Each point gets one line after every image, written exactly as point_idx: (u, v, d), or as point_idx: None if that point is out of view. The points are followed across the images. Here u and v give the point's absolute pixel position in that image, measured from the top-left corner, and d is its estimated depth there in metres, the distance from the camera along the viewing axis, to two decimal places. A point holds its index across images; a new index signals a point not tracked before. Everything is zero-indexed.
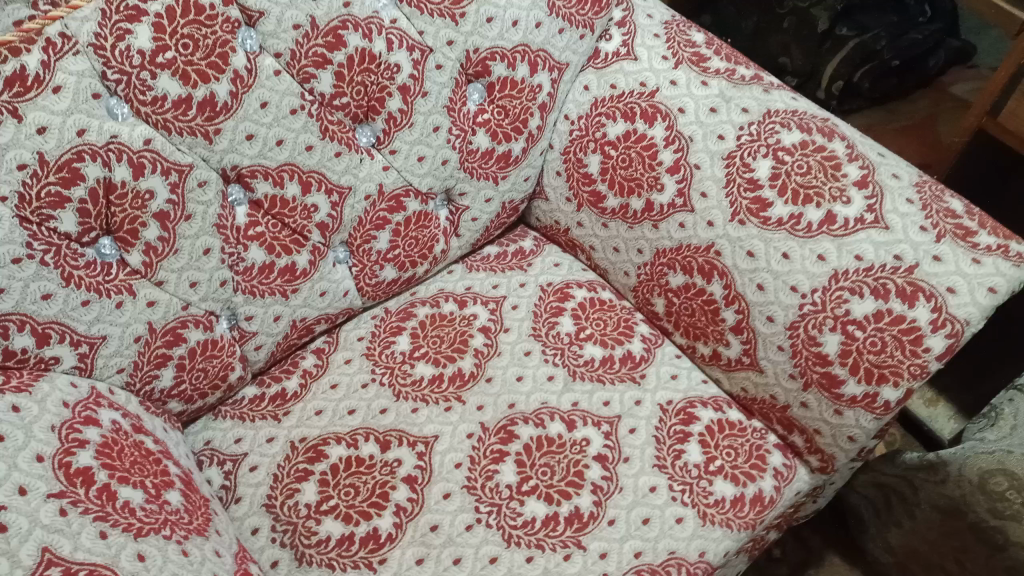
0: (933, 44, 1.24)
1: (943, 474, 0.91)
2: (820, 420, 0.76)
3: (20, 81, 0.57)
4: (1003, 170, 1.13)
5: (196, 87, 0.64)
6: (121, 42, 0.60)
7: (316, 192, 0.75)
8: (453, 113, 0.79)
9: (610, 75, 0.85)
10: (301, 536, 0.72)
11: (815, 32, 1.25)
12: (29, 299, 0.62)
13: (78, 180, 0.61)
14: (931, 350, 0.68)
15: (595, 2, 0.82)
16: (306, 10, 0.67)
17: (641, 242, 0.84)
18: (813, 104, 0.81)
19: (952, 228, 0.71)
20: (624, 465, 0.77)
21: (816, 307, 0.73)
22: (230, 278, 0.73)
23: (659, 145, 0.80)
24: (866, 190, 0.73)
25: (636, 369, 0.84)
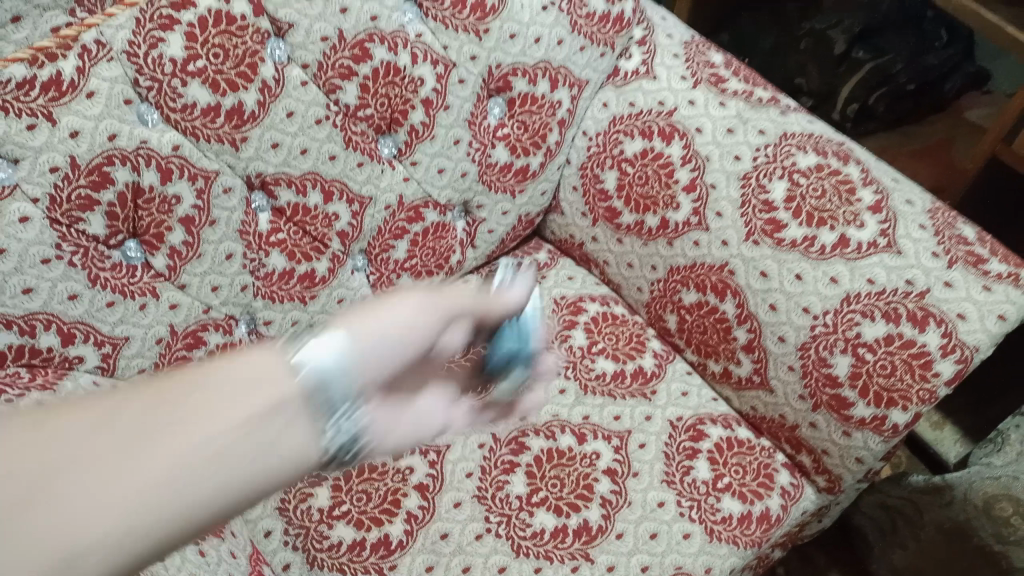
0: (949, 68, 1.26)
1: (949, 497, 0.93)
2: (829, 441, 0.77)
3: (56, 86, 0.58)
4: (1004, 180, 1.13)
5: (225, 96, 0.65)
6: (155, 49, 0.61)
7: (337, 202, 0.76)
8: (474, 127, 0.80)
9: (629, 93, 0.86)
10: (313, 540, 0.73)
11: (832, 55, 1.26)
12: (57, 299, 0.63)
13: (107, 183, 0.62)
14: (940, 375, 0.69)
15: (616, 21, 0.83)
16: (335, 23, 0.68)
17: (655, 258, 0.85)
18: (829, 128, 0.83)
19: (964, 255, 0.72)
20: (634, 480, 0.78)
21: (828, 328, 0.74)
22: (251, 283, 0.75)
23: (676, 164, 0.82)
24: (880, 215, 0.74)
25: (647, 385, 0.84)
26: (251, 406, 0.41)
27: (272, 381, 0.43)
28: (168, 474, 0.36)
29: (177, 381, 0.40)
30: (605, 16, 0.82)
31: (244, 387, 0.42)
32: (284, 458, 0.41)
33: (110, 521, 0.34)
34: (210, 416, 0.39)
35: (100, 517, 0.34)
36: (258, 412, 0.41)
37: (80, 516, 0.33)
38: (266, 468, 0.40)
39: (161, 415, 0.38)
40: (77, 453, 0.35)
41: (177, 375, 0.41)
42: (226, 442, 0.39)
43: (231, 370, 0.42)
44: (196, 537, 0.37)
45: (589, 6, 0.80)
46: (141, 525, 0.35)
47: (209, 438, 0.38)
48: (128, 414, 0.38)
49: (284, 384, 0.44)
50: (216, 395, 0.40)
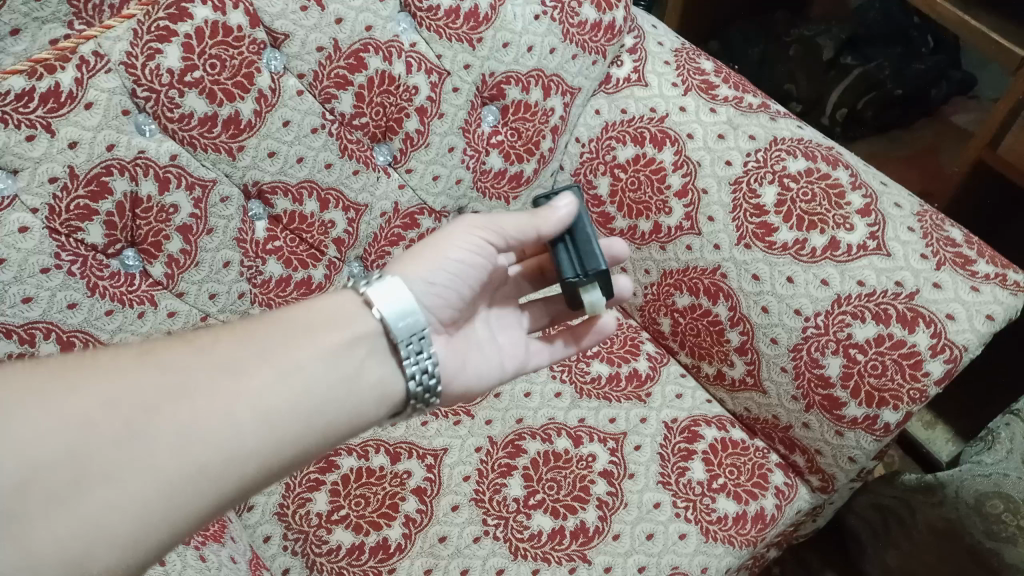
0: (936, 75, 1.25)
1: (940, 496, 0.93)
2: (822, 440, 0.78)
3: (54, 97, 0.59)
4: (1006, 188, 1.14)
5: (221, 106, 0.66)
6: (152, 61, 0.62)
7: (333, 209, 0.77)
8: (469, 134, 0.81)
9: (621, 100, 0.87)
10: (312, 544, 0.74)
11: (821, 61, 1.30)
12: (56, 308, 0.64)
13: (105, 193, 0.63)
14: (930, 374, 0.70)
15: (608, 29, 0.84)
16: (330, 33, 0.69)
17: (648, 262, 0.86)
18: (818, 133, 0.84)
19: (951, 256, 0.73)
20: (630, 481, 0.78)
21: (819, 330, 0.75)
22: (248, 290, 0.76)
23: (668, 169, 0.83)
24: (869, 218, 0.75)
25: (642, 388, 0.85)
26: (322, 348, 0.57)
27: (345, 323, 0.60)
28: (258, 401, 0.53)
29: (270, 324, 0.58)
30: (597, 24, 0.83)
31: (321, 329, 0.59)
32: (351, 386, 0.58)
33: (210, 448, 0.50)
34: (293, 354, 0.56)
35: (205, 443, 0.50)
36: (329, 351, 0.57)
37: (189, 436, 0.49)
38: (336, 397, 0.57)
39: (257, 352, 0.55)
40: (184, 389, 0.51)
41: (274, 318, 0.59)
42: (302, 376, 0.56)
43: (309, 316, 0.59)
44: (275, 462, 0.54)
45: (581, 14, 0.82)
46: (243, 439, 0.51)
47: (289, 373, 0.55)
48: (233, 350, 0.55)
49: (357, 325, 0.60)
50: (299, 340, 0.57)
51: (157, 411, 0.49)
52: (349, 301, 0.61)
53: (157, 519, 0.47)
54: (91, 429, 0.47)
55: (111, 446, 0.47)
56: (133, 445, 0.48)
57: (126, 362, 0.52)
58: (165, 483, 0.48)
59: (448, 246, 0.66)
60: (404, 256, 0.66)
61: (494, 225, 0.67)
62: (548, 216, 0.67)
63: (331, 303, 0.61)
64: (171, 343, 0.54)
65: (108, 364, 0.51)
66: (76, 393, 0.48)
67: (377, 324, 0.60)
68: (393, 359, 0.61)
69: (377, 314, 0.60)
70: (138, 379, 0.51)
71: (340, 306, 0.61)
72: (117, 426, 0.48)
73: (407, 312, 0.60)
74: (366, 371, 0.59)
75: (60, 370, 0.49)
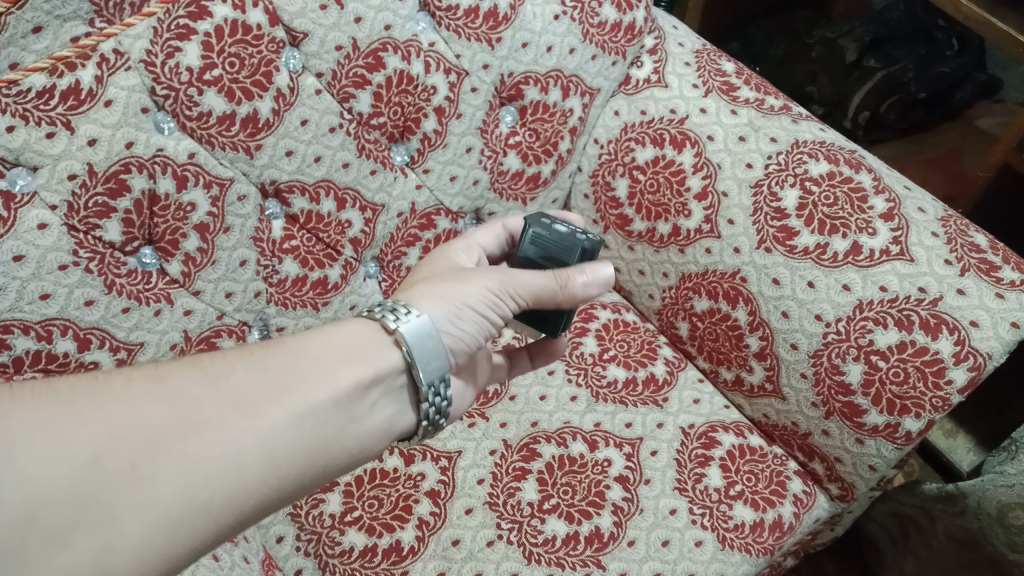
0: (960, 78, 1.22)
1: (961, 506, 0.91)
2: (841, 448, 0.77)
3: (75, 95, 0.59)
4: (1009, 186, 1.11)
5: (240, 104, 0.65)
6: (171, 59, 0.62)
7: (350, 209, 0.76)
8: (486, 134, 0.81)
9: (641, 102, 0.86)
10: (325, 545, 0.73)
11: (844, 63, 1.30)
12: (73, 305, 0.63)
13: (124, 191, 0.63)
14: (953, 382, 0.69)
15: (628, 29, 0.84)
16: (349, 32, 0.69)
17: (666, 265, 0.85)
18: (841, 136, 0.83)
19: (976, 262, 0.72)
20: (645, 487, 0.78)
21: (840, 335, 0.74)
22: (264, 289, 0.75)
23: (687, 172, 0.82)
24: (892, 223, 0.74)
25: (659, 392, 0.85)
26: (337, 379, 0.55)
27: (364, 353, 0.57)
28: (268, 436, 0.51)
29: (287, 348, 0.56)
30: (617, 24, 0.83)
31: (341, 358, 0.56)
32: (359, 420, 0.56)
33: (212, 488, 0.48)
34: (310, 386, 0.54)
35: (207, 482, 0.48)
36: (348, 386, 0.55)
37: (195, 475, 0.48)
38: (343, 432, 0.55)
39: (272, 381, 0.53)
40: (192, 422, 0.49)
41: (290, 341, 0.56)
42: (317, 410, 0.53)
43: (329, 343, 0.57)
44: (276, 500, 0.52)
45: (601, 15, 0.81)
46: (246, 478, 0.50)
47: (304, 407, 0.53)
48: (246, 379, 0.53)
49: (379, 358, 0.57)
50: (317, 368, 0.55)
51: (164, 446, 0.47)
52: (368, 329, 0.59)
53: (151, 563, 0.46)
54: (96, 464, 0.46)
55: (115, 483, 0.45)
56: (137, 482, 0.46)
57: (134, 388, 0.50)
58: (163, 525, 0.46)
59: (467, 295, 0.61)
60: (421, 293, 0.61)
61: (515, 277, 0.62)
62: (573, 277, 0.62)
63: (349, 328, 0.58)
64: (183, 368, 0.52)
65: (117, 392, 0.49)
66: (83, 423, 0.47)
67: (402, 360, 0.58)
68: (408, 396, 0.60)
69: (404, 351, 0.58)
70: (147, 409, 0.49)
71: (359, 333, 0.58)
72: (123, 462, 0.46)
73: (436, 352, 0.58)
74: (375, 406, 0.57)
75: (69, 396, 0.48)
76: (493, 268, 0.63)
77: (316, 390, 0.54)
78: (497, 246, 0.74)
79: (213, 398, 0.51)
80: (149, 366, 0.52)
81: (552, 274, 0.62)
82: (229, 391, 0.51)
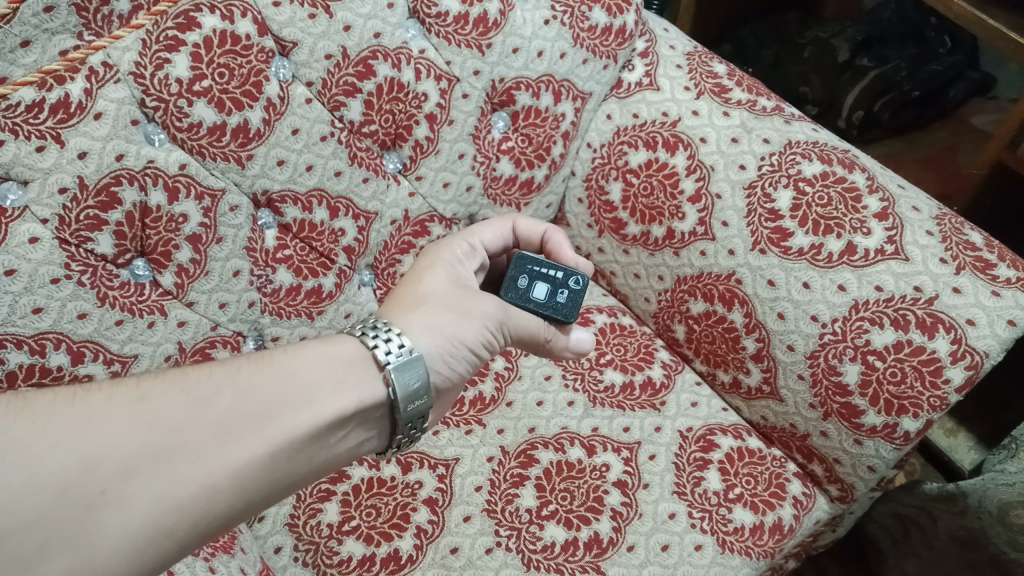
0: (953, 76, 1.23)
1: (962, 505, 0.92)
2: (840, 449, 0.76)
3: (64, 108, 0.59)
4: (1005, 185, 1.10)
5: (230, 114, 0.65)
6: (160, 71, 0.61)
7: (343, 217, 0.76)
8: (478, 141, 0.81)
9: (633, 105, 0.86)
10: (323, 556, 0.73)
11: (835, 63, 1.30)
12: (66, 318, 0.63)
13: (115, 204, 0.63)
14: (951, 381, 0.69)
15: (619, 33, 0.84)
16: (338, 41, 0.69)
17: (662, 268, 0.85)
18: (833, 136, 0.83)
19: (971, 260, 0.71)
20: (644, 491, 0.77)
21: (836, 336, 0.74)
22: (258, 299, 0.75)
23: (681, 174, 0.82)
24: (886, 222, 0.74)
25: (656, 396, 0.84)
26: (321, 403, 0.55)
27: (351, 378, 0.57)
28: (244, 463, 0.51)
29: (273, 368, 0.55)
30: (608, 28, 0.82)
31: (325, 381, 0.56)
32: (336, 445, 0.56)
33: (184, 515, 0.48)
34: (293, 412, 0.54)
35: (179, 510, 0.47)
36: (330, 413, 0.55)
37: (167, 501, 0.47)
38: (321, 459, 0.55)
39: (254, 404, 0.53)
40: (170, 446, 0.49)
41: (275, 363, 0.56)
42: (296, 436, 0.53)
43: (315, 367, 0.57)
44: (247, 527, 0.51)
45: (591, 19, 0.81)
46: (219, 505, 0.49)
47: (283, 432, 0.53)
48: (227, 403, 0.52)
49: (363, 386, 0.57)
50: (300, 393, 0.55)
51: (139, 471, 0.47)
52: (356, 353, 0.59)
53: None
54: (68, 487, 0.45)
55: (85, 508, 0.45)
56: (108, 507, 0.46)
57: (114, 409, 0.49)
58: (132, 551, 0.45)
59: (463, 334, 0.63)
60: (419, 326, 0.61)
61: (509, 318, 0.66)
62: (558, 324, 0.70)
63: (335, 350, 0.58)
64: (166, 388, 0.52)
65: (96, 413, 0.49)
66: (59, 447, 0.46)
67: (387, 395, 0.58)
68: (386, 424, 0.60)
69: (390, 388, 0.57)
70: (126, 431, 0.48)
71: (346, 356, 0.58)
72: (95, 487, 0.46)
73: (422, 392, 0.58)
74: (353, 431, 0.57)
75: (48, 416, 0.47)
76: (488, 303, 0.65)
77: (298, 413, 0.54)
78: (499, 242, 0.73)
79: (194, 419, 0.50)
80: (131, 384, 0.52)
81: (542, 323, 0.68)
82: (209, 414, 0.51)
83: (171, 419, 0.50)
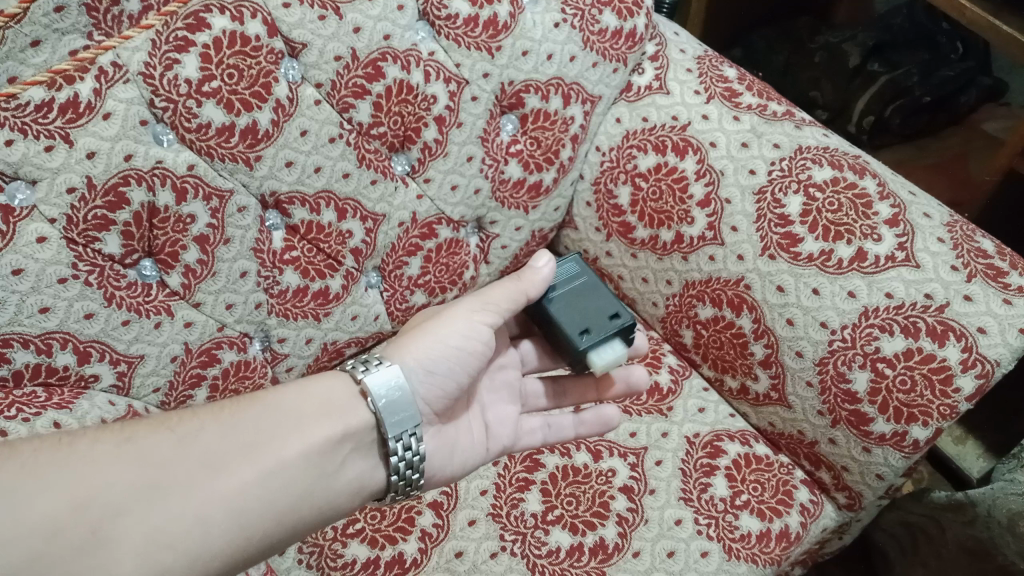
0: (965, 81, 1.24)
1: (971, 514, 0.91)
2: (848, 457, 0.76)
3: (73, 108, 0.59)
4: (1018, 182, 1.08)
5: (239, 116, 0.65)
6: (169, 71, 0.61)
7: (351, 219, 0.76)
8: (487, 143, 0.81)
9: (642, 109, 0.86)
10: (327, 558, 0.72)
11: (846, 68, 1.28)
12: (73, 318, 0.63)
13: (123, 204, 0.62)
14: (961, 390, 0.68)
15: (629, 36, 0.83)
16: (348, 42, 0.69)
17: (670, 273, 0.85)
18: (844, 141, 0.82)
19: (983, 268, 0.71)
20: (650, 497, 0.77)
21: (846, 343, 0.73)
22: (265, 300, 0.75)
23: (690, 179, 0.81)
24: (897, 228, 0.73)
25: (663, 402, 0.84)
26: (307, 435, 0.57)
27: (335, 410, 0.59)
28: (236, 495, 0.52)
29: (260, 406, 0.57)
30: (618, 31, 0.82)
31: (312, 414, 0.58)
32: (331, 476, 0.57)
33: (178, 551, 0.49)
34: (281, 447, 0.56)
35: (172, 546, 0.48)
36: (320, 442, 0.57)
37: (160, 538, 0.48)
38: (316, 490, 0.56)
39: (241, 438, 0.55)
40: (162, 483, 0.50)
41: (262, 399, 0.58)
42: (286, 467, 0.55)
43: (303, 399, 0.59)
44: (246, 560, 0.52)
45: (601, 22, 0.81)
46: (214, 539, 0.50)
47: (272, 464, 0.54)
48: (215, 439, 0.54)
49: (351, 413, 0.60)
50: (286, 428, 0.57)
51: (131, 510, 0.48)
52: (337, 382, 0.61)
53: None
54: (57, 531, 0.45)
55: (79, 549, 0.46)
56: (101, 547, 0.46)
57: (102, 447, 0.50)
58: None
59: (436, 340, 0.65)
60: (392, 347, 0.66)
61: (488, 308, 0.68)
62: (530, 288, 0.68)
63: (319, 380, 0.61)
64: (154, 425, 0.53)
65: (84, 451, 0.49)
66: (46, 487, 0.46)
67: (371, 415, 0.60)
68: (378, 453, 0.61)
69: (371, 403, 0.60)
70: (117, 469, 0.49)
71: (332, 387, 0.61)
72: (86, 529, 0.46)
73: (399, 400, 0.60)
74: (347, 460, 0.59)
75: (36, 457, 0.48)
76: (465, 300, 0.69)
77: (286, 447, 0.56)
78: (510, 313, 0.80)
79: (182, 455, 0.52)
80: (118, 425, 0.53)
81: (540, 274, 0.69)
82: (197, 450, 0.53)
83: (163, 453, 0.51)
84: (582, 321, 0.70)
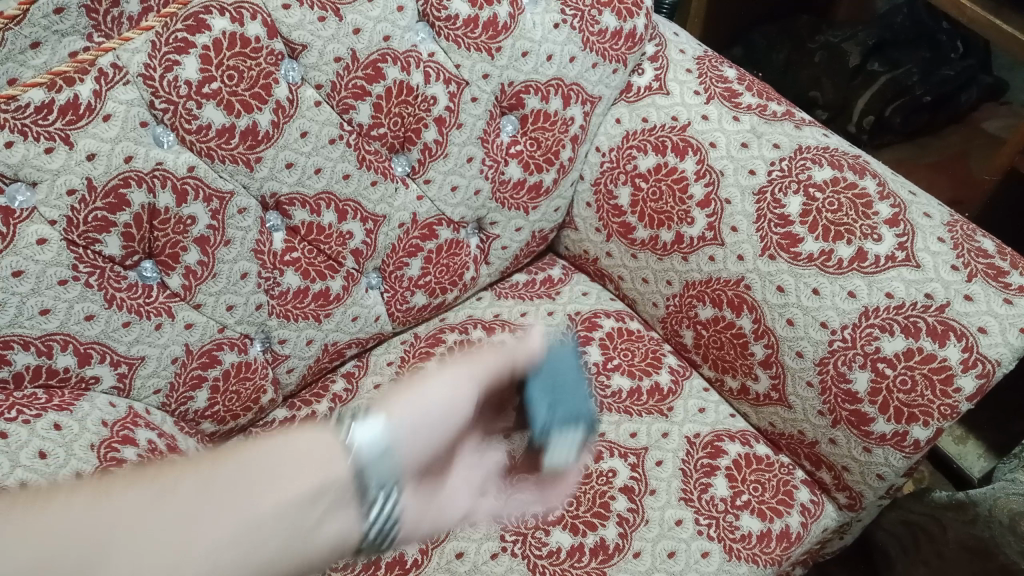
0: (965, 80, 1.24)
1: (972, 514, 0.93)
2: (848, 457, 0.76)
3: (73, 110, 0.59)
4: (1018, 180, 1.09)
5: (239, 117, 0.65)
6: (169, 72, 0.61)
7: (351, 220, 0.76)
8: (487, 144, 0.81)
9: (642, 109, 0.86)
10: None
11: (847, 67, 1.29)
12: (73, 320, 0.63)
13: (123, 206, 0.63)
14: (962, 390, 0.68)
15: (629, 37, 0.83)
16: (347, 43, 0.69)
17: (670, 273, 0.85)
18: (844, 141, 0.82)
19: (983, 268, 0.71)
20: (651, 497, 0.77)
21: (846, 343, 0.73)
22: (266, 302, 0.75)
23: (690, 179, 0.81)
24: (897, 228, 0.73)
25: (664, 402, 0.84)
26: (284, 487, 0.48)
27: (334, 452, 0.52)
28: (199, 557, 0.44)
29: (230, 466, 0.49)
30: (618, 32, 0.82)
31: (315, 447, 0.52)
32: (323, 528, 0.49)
33: None
34: (255, 500, 0.47)
35: None
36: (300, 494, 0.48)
37: None
38: (301, 547, 0.47)
39: (214, 491, 0.47)
40: (117, 542, 0.43)
41: (237, 454, 0.50)
42: (261, 524, 0.47)
43: (288, 449, 0.51)
44: None
45: (601, 23, 0.81)
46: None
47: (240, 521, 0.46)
48: (166, 507, 0.46)
49: (337, 464, 0.52)
50: (261, 480, 0.48)
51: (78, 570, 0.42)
52: (319, 434, 0.53)
53: None
54: None
55: None
56: None
57: (40, 513, 0.43)
58: None
59: (410, 399, 0.57)
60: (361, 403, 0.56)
61: (473, 374, 0.61)
62: (518, 353, 0.64)
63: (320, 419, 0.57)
64: (123, 482, 0.47)
65: (46, 504, 0.44)
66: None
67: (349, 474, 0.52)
68: (357, 508, 0.51)
69: (351, 460, 0.52)
70: (64, 527, 0.43)
71: (318, 442, 0.52)
72: None
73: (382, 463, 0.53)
74: (337, 510, 0.51)
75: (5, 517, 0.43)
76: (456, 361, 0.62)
77: (258, 501, 0.47)
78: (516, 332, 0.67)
79: (124, 522, 0.44)
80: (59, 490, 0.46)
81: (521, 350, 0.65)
82: (159, 510, 0.45)
83: (97, 528, 0.44)
84: (550, 399, 0.65)
